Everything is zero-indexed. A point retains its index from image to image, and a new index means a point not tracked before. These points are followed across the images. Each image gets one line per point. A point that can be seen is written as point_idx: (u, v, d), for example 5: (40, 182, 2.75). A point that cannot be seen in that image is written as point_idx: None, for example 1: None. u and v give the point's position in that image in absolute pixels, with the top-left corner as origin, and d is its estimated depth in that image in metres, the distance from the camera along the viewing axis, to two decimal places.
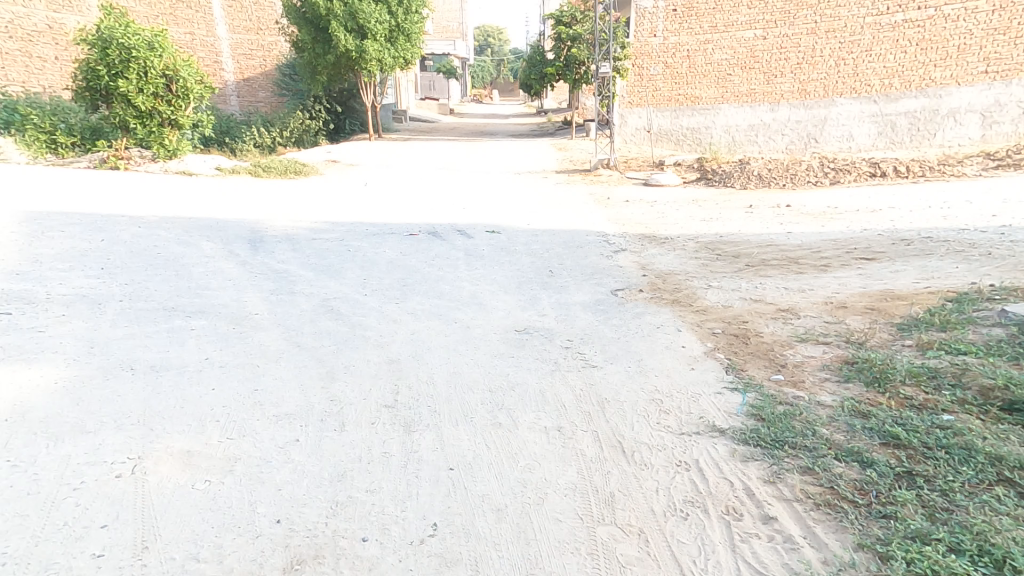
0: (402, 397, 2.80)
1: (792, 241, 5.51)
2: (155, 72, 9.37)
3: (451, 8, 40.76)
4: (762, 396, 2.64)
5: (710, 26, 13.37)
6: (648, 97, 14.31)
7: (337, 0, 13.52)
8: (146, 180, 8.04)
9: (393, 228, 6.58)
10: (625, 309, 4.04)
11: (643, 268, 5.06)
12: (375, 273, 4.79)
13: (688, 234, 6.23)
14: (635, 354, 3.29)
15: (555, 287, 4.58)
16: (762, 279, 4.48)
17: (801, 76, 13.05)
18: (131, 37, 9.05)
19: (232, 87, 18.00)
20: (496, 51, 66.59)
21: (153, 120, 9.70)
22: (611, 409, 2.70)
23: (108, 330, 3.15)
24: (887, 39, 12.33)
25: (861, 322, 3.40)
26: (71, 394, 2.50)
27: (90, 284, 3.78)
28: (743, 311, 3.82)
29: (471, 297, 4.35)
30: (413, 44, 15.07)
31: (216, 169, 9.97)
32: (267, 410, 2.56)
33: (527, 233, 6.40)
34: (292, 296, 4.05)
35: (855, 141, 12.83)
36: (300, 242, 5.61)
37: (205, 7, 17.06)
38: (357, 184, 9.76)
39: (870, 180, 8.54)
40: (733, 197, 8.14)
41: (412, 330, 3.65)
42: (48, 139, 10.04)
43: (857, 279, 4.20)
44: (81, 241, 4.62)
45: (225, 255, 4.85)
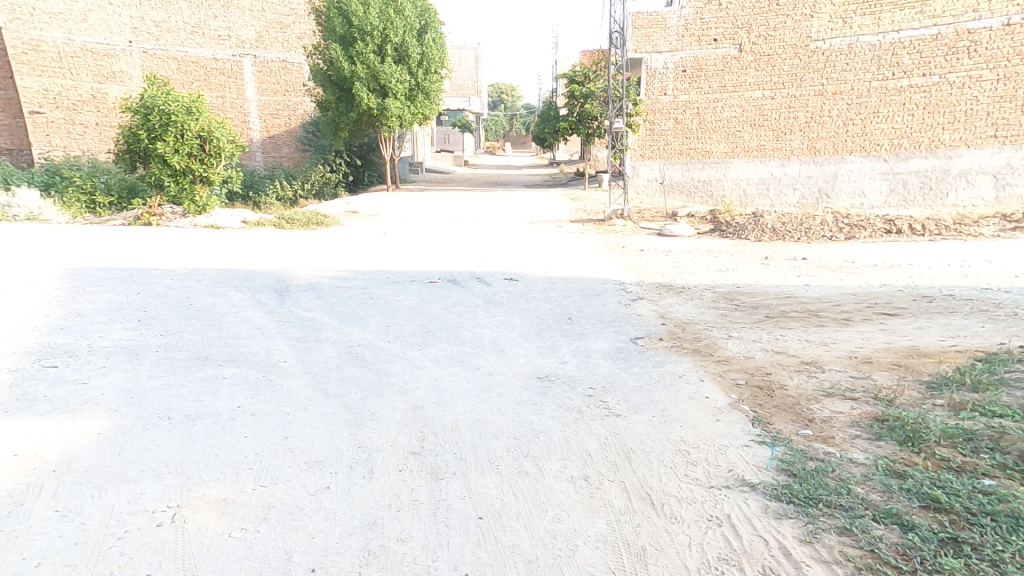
0: (428, 444, 2.82)
1: (811, 294, 5.55)
2: (191, 134, 9.90)
3: (466, 66, 42.95)
4: (792, 450, 2.62)
5: (718, 86, 13.87)
6: (659, 151, 14.69)
7: (360, 63, 14.32)
8: (177, 234, 8.34)
9: (414, 276, 6.73)
10: (646, 358, 4.06)
11: (661, 316, 5.10)
12: (397, 320, 4.88)
13: (705, 284, 6.29)
14: (658, 404, 3.28)
15: (575, 335, 4.63)
16: (782, 330, 4.50)
17: (810, 135, 13.45)
18: (171, 103, 9.63)
19: (258, 144, 18.90)
20: (510, 107, 69.53)
21: (186, 177, 10.13)
22: (637, 460, 2.69)
23: (145, 380, 3.23)
24: (894, 102, 12.74)
25: (887, 378, 3.39)
26: (113, 444, 2.55)
27: (128, 335, 3.91)
28: (765, 362, 3.83)
29: (493, 344, 4.41)
30: (431, 102, 15.83)
31: (242, 222, 10.32)
32: (298, 457, 2.59)
33: (545, 281, 6.50)
34: (318, 343, 4.14)
35: (866, 198, 13.23)
36: (324, 290, 5.78)
37: (237, 73, 18.20)
38: (376, 234, 10.03)
39: (886, 237, 8.59)
40: (748, 249, 8.25)
41: (435, 377, 3.69)
42: (87, 200, 10.56)
43: (881, 334, 4.20)
44: (118, 295, 4.81)
45: (253, 304, 4.99)
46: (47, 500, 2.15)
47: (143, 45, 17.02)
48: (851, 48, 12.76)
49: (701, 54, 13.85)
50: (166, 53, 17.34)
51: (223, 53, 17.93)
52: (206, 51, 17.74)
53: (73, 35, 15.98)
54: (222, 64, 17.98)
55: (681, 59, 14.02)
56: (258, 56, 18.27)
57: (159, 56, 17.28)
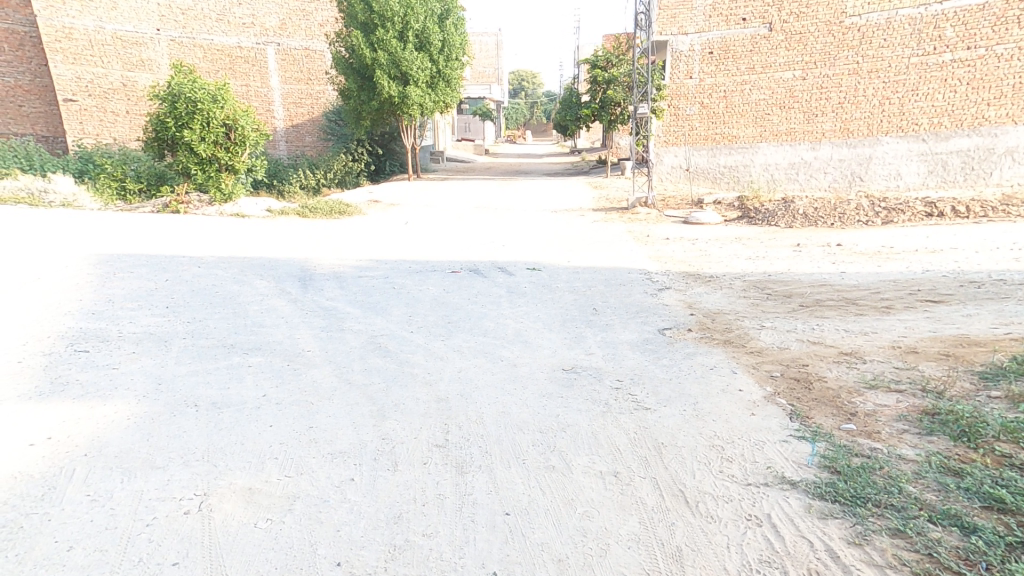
0: (452, 436, 2.78)
1: (847, 281, 5.33)
2: (217, 122, 9.98)
3: (486, 54, 42.64)
4: (834, 446, 2.48)
5: (747, 68, 13.47)
6: (684, 137, 14.42)
7: (381, 50, 14.25)
8: (203, 224, 8.45)
9: (436, 266, 6.70)
10: (675, 349, 3.94)
11: (690, 306, 4.95)
12: (420, 310, 4.86)
13: (734, 272, 6.11)
14: (689, 397, 3.17)
15: (600, 325, 4.53)
16: (819, 320, 4.31)
17: (843, 116, 12.98)
18: (197, 91, 9.72)
19: (282, 134, 19.09)
20: (530, 94, 69.00)
21: (212, 165, 10.26)
22: (669, 455, 2.60)
23: (174, 367, 3.25)
24: (935, 78, 12.15)
25: (936, 369, 3.19)
26: (143, 430, 2.56)
27: (156, 322, 3.95)
28: (801, 353, 3.67)
29: (516, 334, 4.34)
30: (452, 89, 15.71)
31: (266, 211, 10.43)
32: (322, 448, 2.57)
33: (569, 271, 6.39)
34: (341, 333, 4.14)
35: (902, 180, 12.68)
36: (347, 279, 5.79)
37: (261, 61, 18.33)
38: (398, 223, 10.04)
39: (926, 220, 8.20)
40: (780, 235, 7.98)
41: (459, 368, 3.65)
42: (118, 187, 10.72)
43: (927, 323, 3.99)
44: (148, 282, 4.87)
45: (278, 293, 5.02)
46: (79, 484, 2.16)
47: (171, 33, 17.30)
48: (889, 22, 12.18)
49: (729, 35, 13.44)
50: (192, 41, 17.57)
51: (247, 41, 18.06)
52: (231, 39, 17.91)
53: (104, 23, 16.42)
54: (247, 52, 18.14)
55: (707, 40, 13.65)
56: (282, 44, 18.32)
57: (185, 44, 17.50)
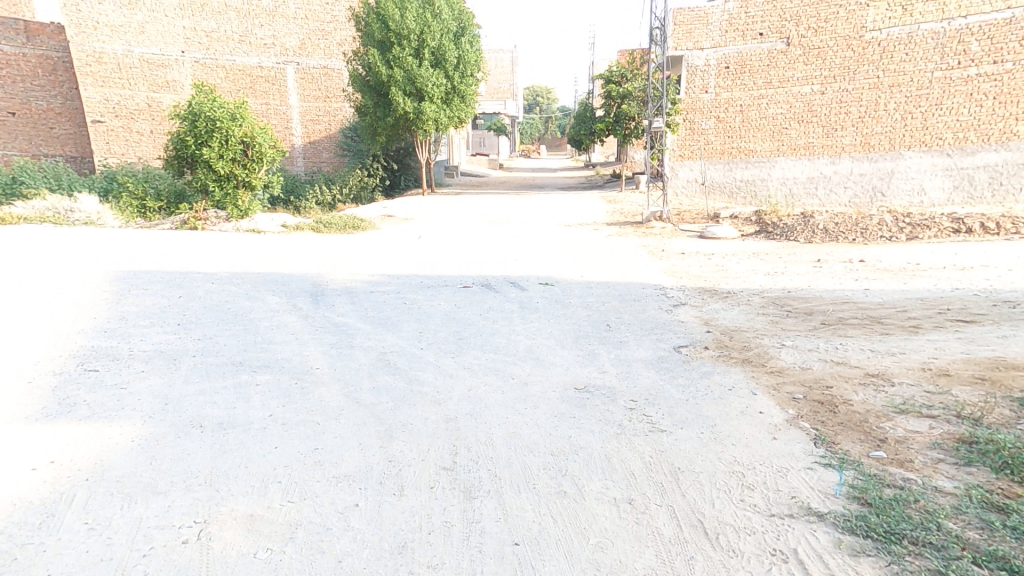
0: (461, 459, 2.70)
1: (871, 299, 5.16)
2: (235, 140, 10.14)
3: (502, 70, 43.13)
4: (864, 476, 2.34)
5: (764, 82, 13.39)
6: (700, 151, 14.34)
7: (397, 67, 14.45)
8: (220, 239, 8.56)
9: (448, 281, 6.67)
10: (691, 368, 3.81)
11: (707, 323, 4.82)
12: (430, 326, 4.83)
13: (753, 288, 5.96)
14: (707, 419, 3.04)
15: (614, 342, 4.42)
16: (842, 339, 4.16)
17: (863, 130, 12.80)
18: (216, 110, 9.90)
19: (300, 150, 19.43)
20: (545, 109, 69.58)
21: (230, 182, 10.42)
22: (687, 482, 2.48)
23: (182, 386, 3.22)
24: (960, 92, 11.94)
25: (971, 394, 3.03)
26: (146, 453, 2.52)
27: (167, 339, 3.95)
28: (825, 374, 3.52)
29: (528, 351, 4.26)
30: (467, 105, 15.83)
31: (282, 226, 10.53)
32: (327, 470, 2.51)
33: (582, 286, 6.30)
34: (351, 349, 4.13)
35: (926, 195, 12.42)
36: (358, 294, 5.80)
37: (281, 80, 18.70)
38: (412, 238, 10.07)
39: (954, 236, 7.96)
40: (799, 251, 7.81)
41: (469, 386, 3.59)
42: (139, 205, 10.93)
43: (959, 343, 3.82)
44: (162, 298, 4.90)
45: (289, 308, 5.05)
46: (78, 512, 2.12)
47: (195, 55, 17.73)
48: (911, 37, 12.04)
49: (745, 49, 13.38)
50: (215, 62, 18.01)
51: (269, 61, 18.45)
52: (252, 59, 18.29)
53: (132, 47, 17.21)
54: (267, 71, 18.52)
55: (724, 55, 13.61)
56: (301, 63, 18.66)
57: (208, 64, 17.95)
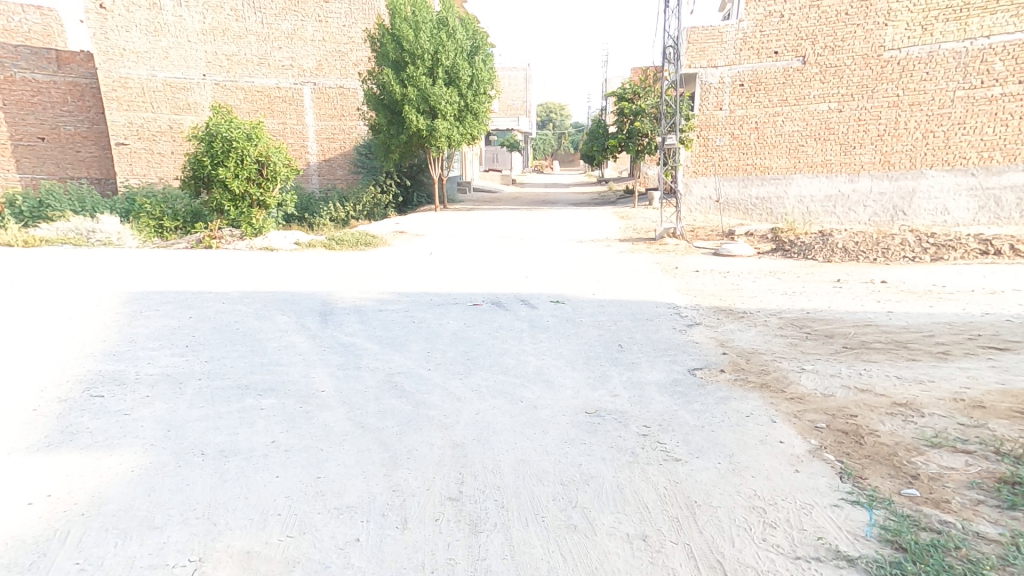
0: (467, 489, 2.66)
1: (895, 322, 5.02)
2: (250, 160, 10.29)
3: (516, 87, 43.56)
4: (896, 516, 2.20)
5: (779, 100, 13.31)
6: (714, 167, 14.25)
7: (411, 86, 14.60)
8: (234, 257, 8.62)
9: (458, 298, 6.62)
10: (707, 393, 3.68)
11: (722, 345, 4.69)
12: (439, 346, 4.85)
13: (770, 308, 5.83)
14: (724, 448, 2.91)
15: (626, 363, 4.31)
16: (866, 364, 4.01)
17: (883, 148, 12.68)
18: (232, 130, 10.07)
19: (315, 167, 19.69)
20: (558, 125, 70.11)
21: (244, 202, 10.57)
22: (704, 517, 2.35)
23: (185, 411, 3.20)
24: (984, 112, 11.83)
25: (1007, 428, 2.88)
26: (145, 484, 2.48)
27: (174, 361, 3.94)
28: (848, 402, 3.38)
29: (538, 373, 4.20)
30: (480, 122, 15.92)
31: (295, 243, 10.59)
32: (329, 502, 2.47)
33: (594, 304, 6.21)
34: (357, 371, 4.19)
35: (950, 215, 12.27)
36: (368, 313, 5.87)
37: (298, 100, 19.01)
38: (423, 254, 10.07)
39: (981, 258, 7.77)
40: (818, 270, 7.65)
41: (476, 411, 3.56)
42: (156, 226, 11.08)
43: (992, 373, 3.68)
44: (172, 319, 4.91)
45: (298, 328, 5.15)
46: (71, 550, 2.06)
47: (216, 78, 18.21)
48: (932, 56, 11.94)
49: (761, 68, 13.33)
50: (235, 84, 18.43)
51: (286, 82, 18.78)
52: (270, 80, 18.67)
53: (156, 71, 17.74)
54: (285, 92, 18.85)
55: (738, 73, 13.56)
56: (318, 83, 18.95)
57: (228, 87, 18.38)
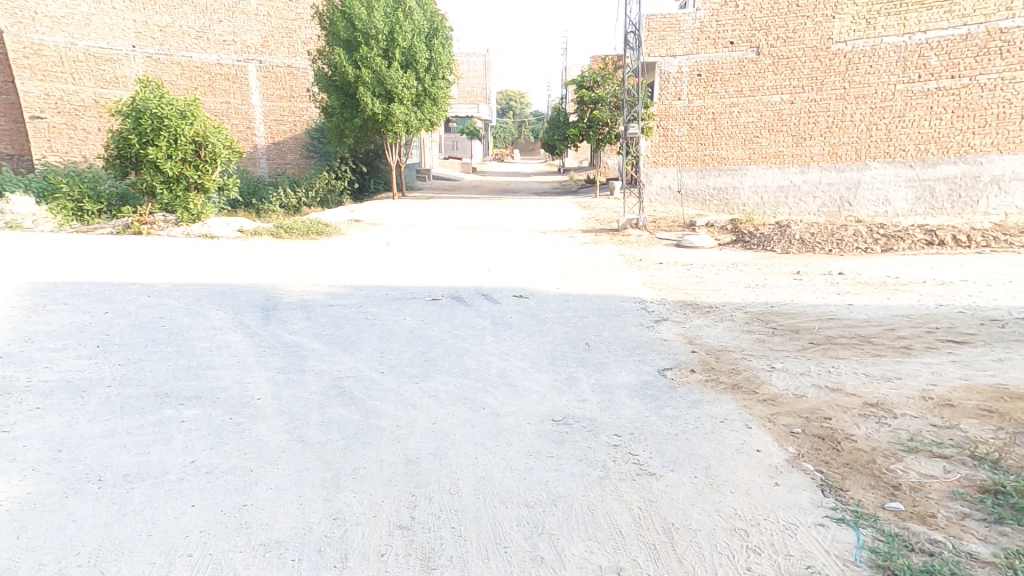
0: (419, 514, 2.38)
1: (856, 315, 4.99)
2: (185, 139, 9.50)
3: (474, 73, 42.84)
4: (885, 536, 2.04)
5: (735, 91, 13.46)
6: (673, 158, 14.28)
7: (365, 67, 13.93)
8: (169, 245, 7.94)
9: (415, 293, 6.27)
10: (678, 396, 3.50)
11: (690, 342, 4.55)
12: (393, 347, 4.51)
13: (734, 301, 5.75)
14: (700, 458, 2.73)
15: (592, 364, 4.11)
16: (834, 361, 3.92)
17: (831, 140, 13.01)
18: (164, 107, 9.26)
19: (262, 151, 18.87)
20: (518, 113, 69.58)
21: (179, 184, 9.73)
22: (682, 542, 2.14)
23: (85, 427, 2.82)
24: (921, 106, 12.27)
25: (981, 429, 2.79)
26: (18, 523, 2.12)
27: (79, 366, 3.54)
28: (821, 404, 3.27)
29: (500, 376, 3.94)
30: (439, 107, 15.40)
31: (238, 231, 9.91)
32: (255, 536, 2.15)
33: (558, 298, 5.98)
34: (301, 375, 3.82)
35: (890, 206, 12.72)
36: (315, 308, 5.46)
37: (242, 79, 18.19)
38: (379, 245, 9.59)
39: (927, 248, 7.89)
40: (777, 262, 7.68)
41: (433, 420, 3.28)
42: (75, 208, 10.11)
43: (954, 367, 3.62)
44: (83, 316, 4.46)
45: (235, 325, 4.74)
46: None
47: (147, 50, 17.06)
48: (875, 50, 12.33)
49: (717, 58, 13.45)
50: (170, 58, 17.38)
51: (228, 59, 17.93)
52: (210, 56, 17.75)
53: (76, 39, 15.89)
54: (227, 69, 17.99)
55: (695, 63, 13.65)
56: (263, 61, 18.23)
57: (162, 61, 17.31)
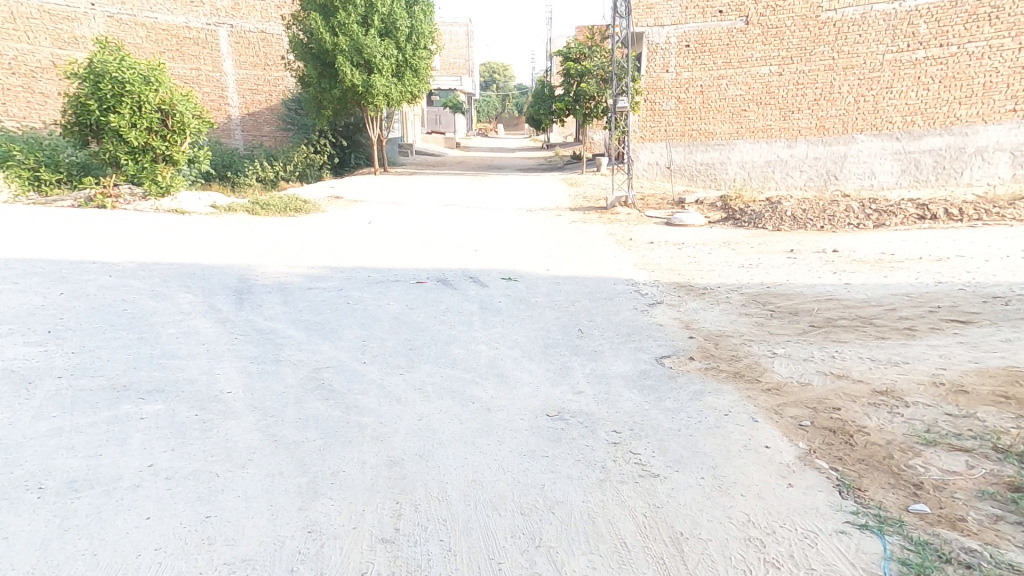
0: (405, 524, 2.16)
1: (854, 295, 4.85)
2: (150, 107, 8.94)
3: (457, 44, 41.60)
4: (913, 545, 1.88)
5: (723, 62, 13.15)
6: (661, 132, 13.97)
7: (342, 35, 13.28)
8: (136, 221, 7.50)
9: (399, 275, 5.98)
10: (679, 387, 3.33)
11: (687, 326, 4.38)
12: (376, 334, 4.25)
13: (729, 282, 5.57)
14: (706, 457, 2.56)
15: (587, 352, 3.92)
16: (837, 345, 3.76)
17: (819, 113, 12.81)
18: (125, 71, 8.69)
19: (237, 122, 18.22)
20: (502, 86, 67.99)
21: (146, 155, 9.18)
22: (694, 554, 1.97)
23: (29, 426, 2.54)
24: (909, 76, 12.12)
25: (1000, 418, 2.64)
26: None
27: (27, 355, 3.24)
28: (828, 393, 3.11)
29: (490, 366, 3.72)
30: (421, 79, 14.82)
31: (211, 207, 9.44)
32: (219, 554, 1.91)
33: (548, 280, 5.75)
34: (276, 366, 3.55)
35: (876, 178, 12.63)
36: (293, 291, 5.15)
37: (212, 44, 17.46)
38: (361, 223, 9.21)
39: (919, 223, 7.77)
40: (769, 239, 7.53)
41: (420, 416, 3.06)
42: (30, 177, 9.32)
43: (962, 349, 3.49)
44: (33, 298, 4.12)
45: (205, 310, 4.42)
46: None
47: (108, 9, 15.99)
48: (865, 18, 12.07)
49: (705, 27, 13.10)
50: (134, 19, 16.50)
51: (197, 21, 17.17)
52: (177, 18, 16.96)
53: None
54: (196, 33, 17.22)
55: (684, 32, 13.26)
56: (234, 25, 17.56)
57: (125, 21, 16.38)
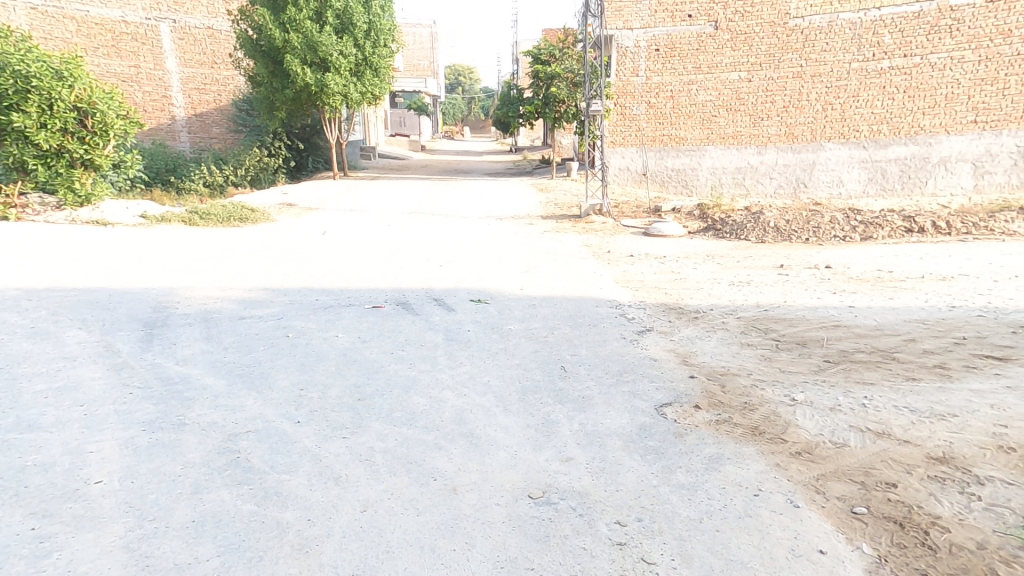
0: None
1: (863, 320, 4.37)
2: (64, 105, 7.87)
3: (420, 45, 40.62)
4: None
5: (693, 67, 12.84)
6: (631, 138, 13.54)
7: (294, 31, 12.32)
8: (47, 233, 6.50)
9: (353, 298, 5.19)
10: (690, 451, 2.69)
11: (686, 362, 3.77)
12: (316, 378, 3.47)
13: (722, 304, 5.01)
14: (747, 570, 1.91)
15: (574, 400, 3.24)
16: (865, 389, 3.21)
17: (788, 120, 12.61)
18: (31, 63, 7.62)
19: (183, 122, 16.94)
20: (466, 88, 67.10)
21: (60, 159, 8.07)
22: None
23: None
24: (875, 85, 12.04)
25: None
26: None
27: None
28: (873, 458, 2.53)
29: (457, 422, 3.00)
30: (381, 79, 13.96)
31: (141, 217, 8.40)
32: None
33: (522, 303, 5.08)
34: (176, 433, 2.73)
35: (844, 187, 12.51)
36: (220, 322, 4.30)
37: (153, 40, 16.13)
38: (315, 234, 8.34)
39: (907, 236, 7.48)
40: (756, 253, 7.08)
41: (364, 506, 2.30)
42: None
43: (1011, 396, 2.99)
44: None
45: (98, 352, 3.55)
46: None
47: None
48: (831, 26, 11.95)
49: (675, 31, 12.75)
50: (61, 11, 14.81)
51: (134, 15, 15.81)
52: (112, 12, 15.53)
53: None
54: (134, 28, 15.86)
55: (653, 36, 12.88)
56: (178, 20, 16.27)
57: (51, 13, 14.65)
